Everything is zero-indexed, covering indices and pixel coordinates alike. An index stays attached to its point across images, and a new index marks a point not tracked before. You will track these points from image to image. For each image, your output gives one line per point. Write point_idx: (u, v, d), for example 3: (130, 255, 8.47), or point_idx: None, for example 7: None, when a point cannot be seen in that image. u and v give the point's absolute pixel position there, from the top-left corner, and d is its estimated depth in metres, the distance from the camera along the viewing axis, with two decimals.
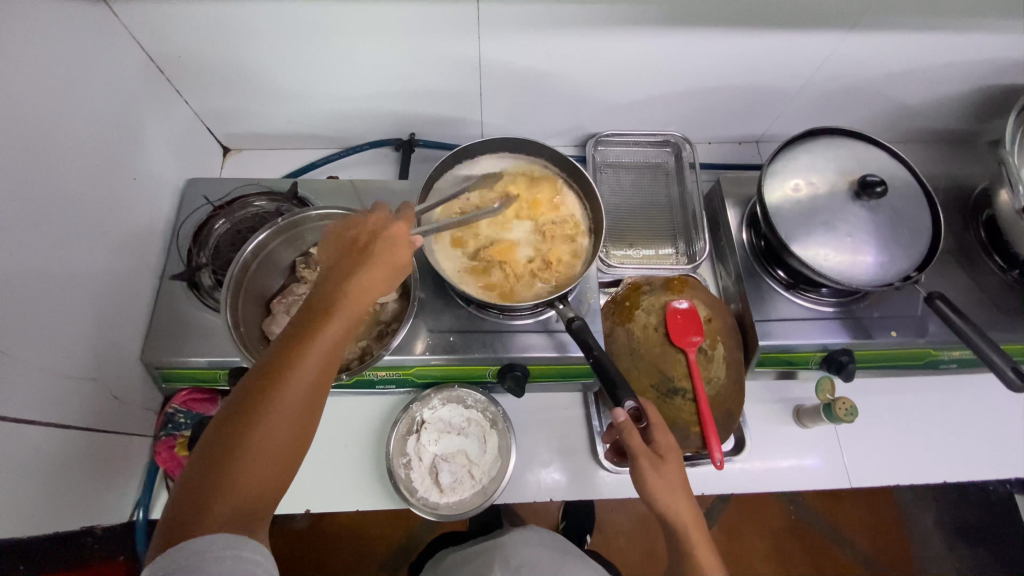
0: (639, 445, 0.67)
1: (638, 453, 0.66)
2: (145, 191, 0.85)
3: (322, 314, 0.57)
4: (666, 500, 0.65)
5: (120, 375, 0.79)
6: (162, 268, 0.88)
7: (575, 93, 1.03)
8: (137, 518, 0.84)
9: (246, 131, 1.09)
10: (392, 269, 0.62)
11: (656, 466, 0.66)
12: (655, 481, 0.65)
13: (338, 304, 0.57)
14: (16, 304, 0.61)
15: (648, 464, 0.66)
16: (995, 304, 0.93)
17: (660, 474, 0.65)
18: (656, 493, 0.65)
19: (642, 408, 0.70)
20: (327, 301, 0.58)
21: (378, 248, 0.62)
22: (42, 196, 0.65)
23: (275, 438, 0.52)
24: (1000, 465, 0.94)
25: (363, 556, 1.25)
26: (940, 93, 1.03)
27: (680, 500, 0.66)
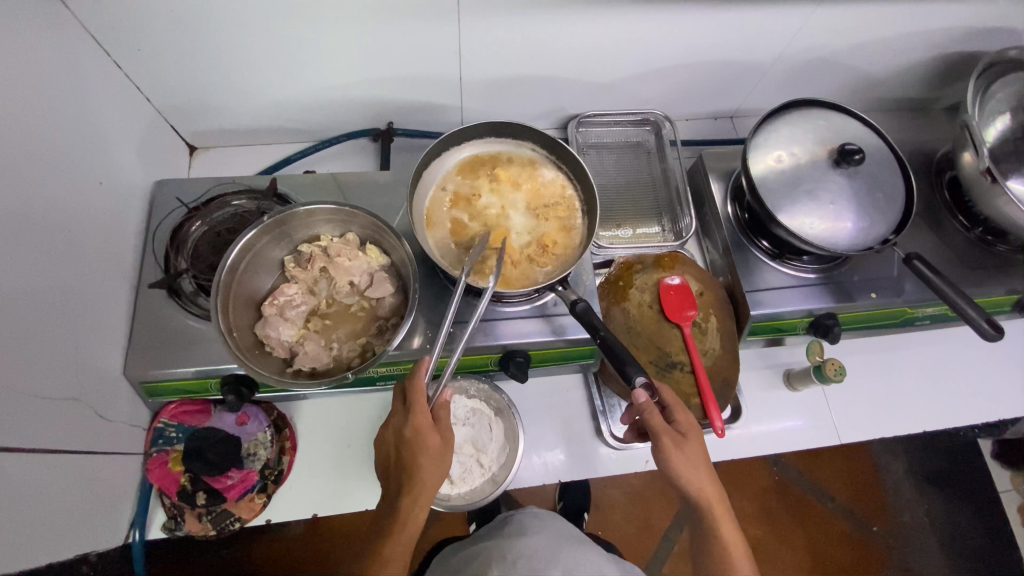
0: (660, 424, 0.70)
1: (660, 433, 0.70)
2: (112, 196, 0.80)
3: (383, 537, 0.66)
4: (690, 474, 0.69)
5: (104, 391, 0.75)
6: (138, 277, 0.84)
7: (555, 76, 1.03)
8: (132, 539, 0.80)
9: (214, 127, 1.04)
10: (439, 466, 0.69)
11: (678, 445, 0.69)
12: (678, 458, 0.69)
13: (397, 528, 0.66)
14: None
15: (671, 443, 0.69)
16: (962, 260, 0.99)
17: (681, 453, 0.69)
18: (680, 468, 0.69)
19: (655, 387, 0.72)
20: (389, 524, 0.67)
21: (413, 454, 0.68)
22: (6, 208, 0.60)
23: None
24: (973, 413, 1.00)
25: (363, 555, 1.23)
26: (902, 63, 1.07)
27: (702, 473, 0.70)
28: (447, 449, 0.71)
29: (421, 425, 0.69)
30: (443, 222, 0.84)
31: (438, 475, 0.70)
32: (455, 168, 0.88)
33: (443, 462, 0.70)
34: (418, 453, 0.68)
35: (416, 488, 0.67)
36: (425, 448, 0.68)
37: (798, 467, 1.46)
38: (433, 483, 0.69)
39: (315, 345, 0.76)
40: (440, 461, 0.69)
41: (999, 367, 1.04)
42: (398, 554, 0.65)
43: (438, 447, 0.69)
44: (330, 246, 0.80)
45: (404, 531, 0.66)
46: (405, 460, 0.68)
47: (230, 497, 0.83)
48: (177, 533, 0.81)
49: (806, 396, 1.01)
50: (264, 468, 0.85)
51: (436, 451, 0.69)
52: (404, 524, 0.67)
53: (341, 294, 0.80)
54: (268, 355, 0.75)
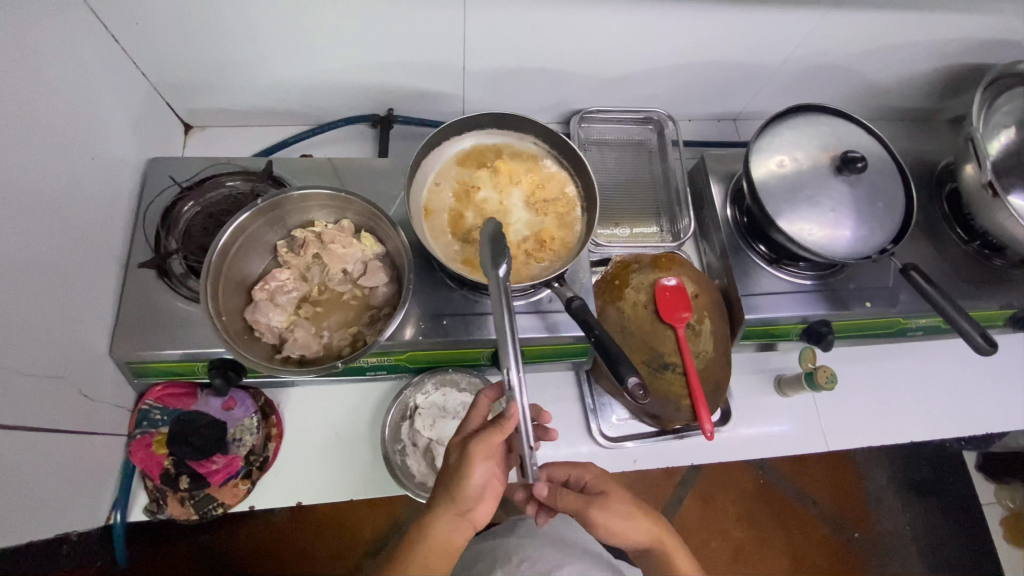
0: (575, 499, 0.74)
1: (581, 507, 0.73)
2: (104, 171, 0.78)
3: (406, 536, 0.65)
4: (628, 525, 0.73)
5: (89, 371, 0.74)
6: (126, 256, 0.82)
7: (560, 70, 1.01)
8: (114, 521, 0.78)
9: (211, 106, 1.02)
10: (454, 482, 0.62)
11: (603, 506, 0.73)
12: (609, 517, 0.73)
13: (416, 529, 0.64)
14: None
15: (598, 509, 0.73)
16: (957, 272, 1.00)
17: (607, 510, 0.73)
18: (616, 523, 0.73)
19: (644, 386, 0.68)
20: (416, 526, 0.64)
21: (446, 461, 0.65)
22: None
23: None
24: (962, 425, 1.01)
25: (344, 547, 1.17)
26: (909, 72, 1.07)
27: (639, 519, 0.74)
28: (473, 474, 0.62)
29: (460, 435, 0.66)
30: (441, 215, 0.83)
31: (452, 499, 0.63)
32: (455, 158, 0.87)
33: (456, 488, 0.62)
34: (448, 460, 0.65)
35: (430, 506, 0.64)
36: (457, 463, 0.64)
37: (785, 472, 1.47)
38: (442, 513, 0.63)
39: (306, 332, 0.75)
40: (457, 469, 0.63)
41: (990, 381, 1.05)
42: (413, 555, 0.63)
43: (458, 456, 0.63)
44: (324, 233, 0.78)
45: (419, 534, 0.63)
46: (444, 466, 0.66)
47: (213, 483, 0.80)
48: (160, 516, 0.79)
49: (800, 403, 1.01)
50: (249, 454, 0.83)
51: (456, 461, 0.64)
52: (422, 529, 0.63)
53: (334, 281, 0.79)
54: (257, 340, 0.75)
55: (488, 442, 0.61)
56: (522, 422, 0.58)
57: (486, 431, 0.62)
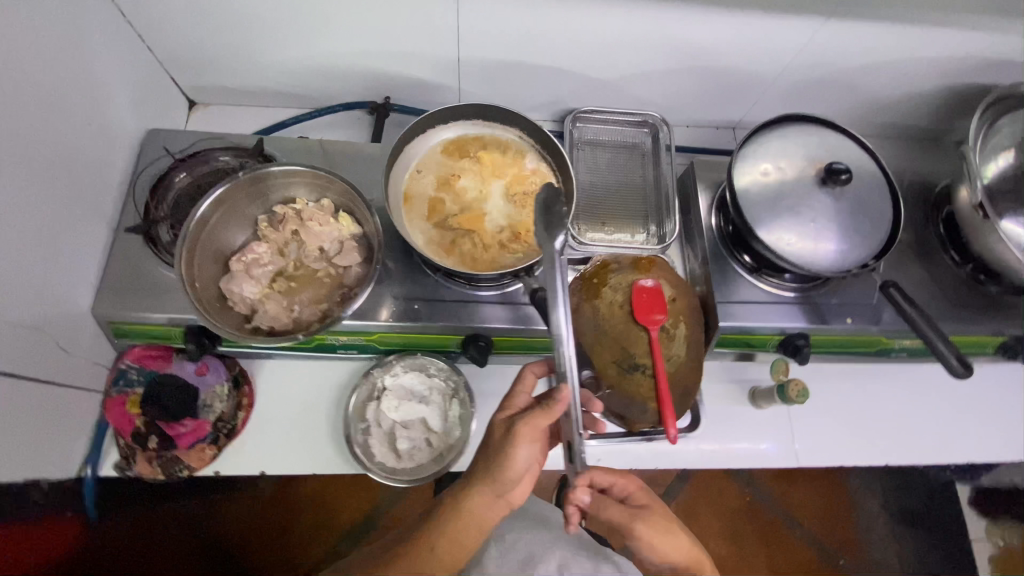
0: (620, 511, 0.76)
1: (622, 516, 0.75)
2: (99, 137, 0.82)
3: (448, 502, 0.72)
4: (666, 541, 0.74)
5: (69, 326, 0.77)
6: (116, 220, 0.85)
7: (554, 67, 1.02)
8: (86, 474, 0.82)
9: (213, 84, 1.05)
10: (498, 460, 0.69)
11: (644, 518, 0.75)
12: (649, 531, 0.74)
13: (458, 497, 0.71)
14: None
15: (639, 521, 0.74)
16: (946, 296, 0.98)
17: (648, 522, 0.74)
18: (656, 539, 0.74)
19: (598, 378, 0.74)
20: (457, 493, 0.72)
21: (491, 438, 0.72)
22: None
23: None
24: (940, 451, 0.99)
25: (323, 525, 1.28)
26: (913, 89, 1.04)
27: (675, 537, 0.75)
28: (516, 453, 0.69)
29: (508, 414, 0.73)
30: (420, 201, 0.84)
31: (494, 475, 0.70)
32: (440, 147, 0.88)
33: (500, 465, 0.68)
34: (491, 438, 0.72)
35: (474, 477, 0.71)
36: (501, 440, 0.70)
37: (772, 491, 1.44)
38: (482, 486, 0.70)
39: (277, 305, 0.77)
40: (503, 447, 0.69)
41: (975, 408, 1.02)
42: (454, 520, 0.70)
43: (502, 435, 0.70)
44: (304, 211, 0.81)
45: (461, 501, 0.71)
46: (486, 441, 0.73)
47: (181, 445, 0.83)
48: (128, 473, 0.82)
49: (775, 417, 0.99)
50: (218, 421, 0.85)
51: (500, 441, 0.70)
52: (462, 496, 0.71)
53: (310, 258, 0.80)
54: (230, 309, 0.77)
55: (532, 425, 0.68)
56: (571, 406, 0.65)
57: (533, 414, 0.68)
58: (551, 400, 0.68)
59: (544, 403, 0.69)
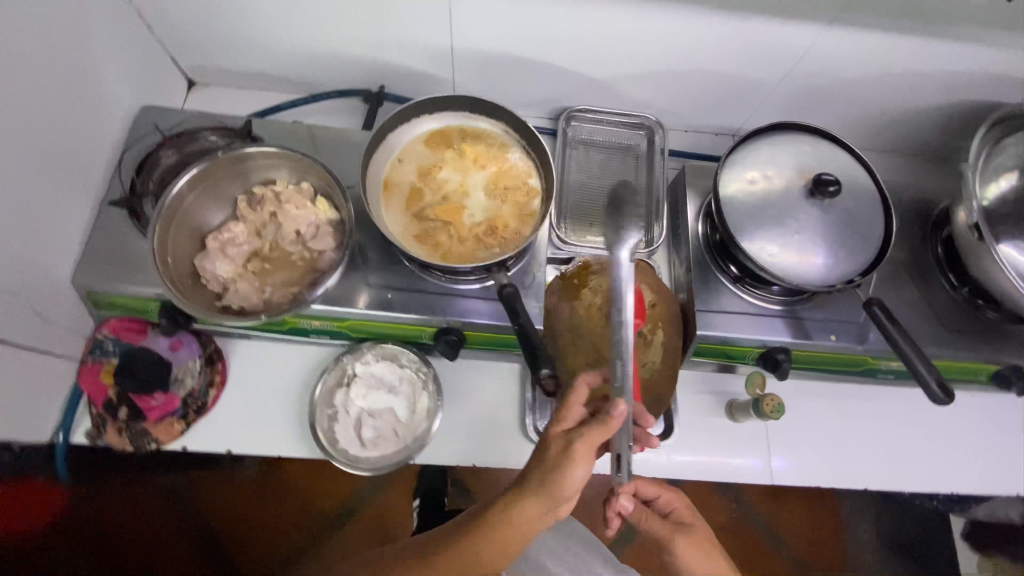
0: (661, 524, 0.83)
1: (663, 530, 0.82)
2: (90, 110, 0.83)
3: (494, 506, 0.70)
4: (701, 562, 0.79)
5: (47, 293, 0.78)
6: (103, 193, 0.86)
7: (550, 63, 1.01)
8: (57, 441, 0.83)
9: (211, 64, 1.05)
10: (554, 472, 0.68)
11: (682, 534, 0.81)
12: (687, 548, 0.79)
13: (505, 502, 0.70)
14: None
15: (679, 536, 0.81)
16: (940, 320, 0.95)
17: (689, 541, 0.80)
18: (691, 558, 0.79)
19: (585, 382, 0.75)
20: (504, 499, 0.70)
21: (547, 449, 0.71)
22: None
23: None
24: (923, 479, 0.96)
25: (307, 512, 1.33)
26: (919, 104, 1.01)
27: (711, 559, 0.79)
28: (573, 468, 0.68)
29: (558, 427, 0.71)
30: (400, 190, 0.84)
31: (548, 488, 0.68)
32: (423, 137, 0.88)
33: (556, 480, 0.67)
34: (546, 448, 0.71)
35: (523, 484, 0.70)
36: (558, 454, 0.69)
37: (760, 509, 1.42)
38: (533, 499, 0.68)
39: (248, 285, 0.78)
40: (560, 461, 0.68)
41: (964, 438, 0.99)
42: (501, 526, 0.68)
43: (558, 450, 0.69)
44: (283, 193, 0.82)
45: (506, 505, 0.69)
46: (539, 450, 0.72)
47: (151, 417, 0.84)
48: (98, 442, 0.83)
49: (753, 432, 0.97)
50: (188, 396, 0.86)
51: (556, 455, 0.69)
52: (509, 501, 0.69)
53: (286, 241, 0.81)
54: (202, 287, 0.78)
55: (587, 441, 0.67)
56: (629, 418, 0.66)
57: (591, 431, 0.67)
58: (606, 414, 0.67)
59: (597, 418, 0.68)
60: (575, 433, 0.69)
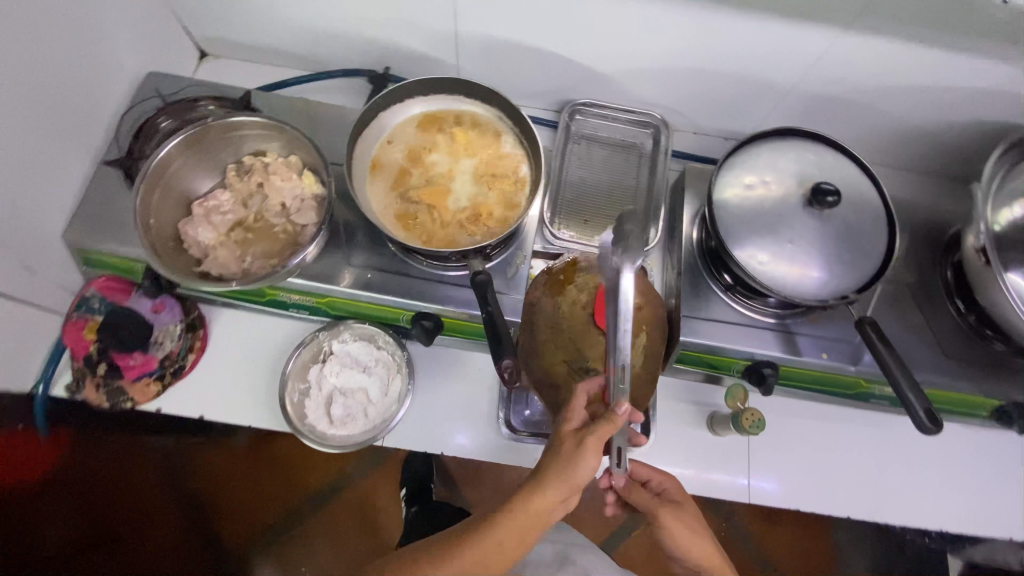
0: (650, 499, 0.76)
1: (650, 506, 0.76)
2: (95, 71, 0.84)
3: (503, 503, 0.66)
4: (692, 544, 0.72)
5: (37, 246, 0.79)
6: (102, 154, 0.88)
7: (555, 54, 1.00)
8: (36, 392, 0.85)
9: (223, 37, 1.07)
10: (566, 468, 0.66)
11: (675, 512, 0.74)
12: (676, 522, 0.73)
13: (515, 498, 0.65)
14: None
15: (669, 510, 0.74)
16: (943, 348, 0.90)
17: (678, 514, 0.74)
18: (681, 538, 0.73)
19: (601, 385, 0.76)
20: (515, 494, 0.66)
21: (557, 447, 0.69)
22: None
23: None
24: (911, 513, 0.91)
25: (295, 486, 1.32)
26: (941, 120, 0.96)
27: (703, 541, 0.73)
28: (583, 464, 0.66)
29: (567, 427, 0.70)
30: (388, 171, 0.84)
31: (560, 481, 0.65)
32: (417, 120, 0.88)
33: (569, 472, 0.65)
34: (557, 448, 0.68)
35: (535, 480, 0.66)
36: (570, 451, 0.67)
37: (752, 532, 1.36)
38: (547, 495, 0.65)
39: (228, 253, 0.78)
40: (574, 459, 0.66)
41: (957, 473, 0.94)
42: (513, 522, 0.64)
43: (571, 446, 0.67)
44: (271, 164, 0.82)
45: (518, 502, 0.65)
46: (551, 448, 0.69)
47: (128, 377, 0.86)
48: (75, 396, 0.85)
49: (732, 446, 0.94)
50: (166, 358, 0.87)
51: (569, 451, 0.67)
52: (521, 498, 0.65)
53: (270, 212, 0.81)
54: (183, 251, 0.78)
55: (600, 436, 0.67)
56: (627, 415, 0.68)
57: (600, 425, 0.67)
58: (612, 411, 0.68)
59: (609, 414, 0.68)
60: (586, 430, 0.68)
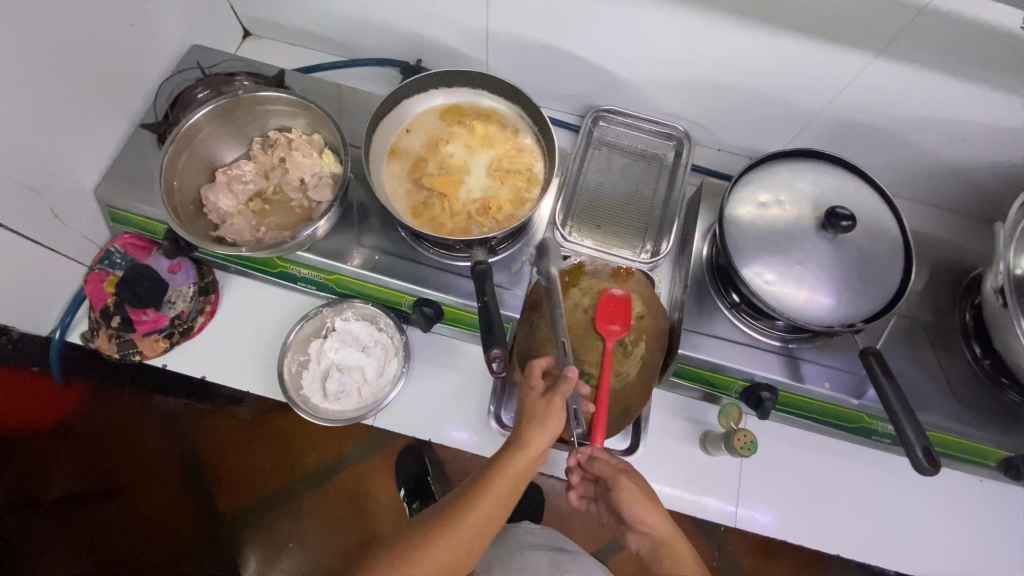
0: (607, 467, 0.75)
1: (609, 474, 0.74)
2: (142, 38, 0.89)
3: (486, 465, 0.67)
4: (643, 512, 0.70)
5: (69, 198, 0.84)
6: (140, 117, 0.92)
7: (583, 60, 1.01)
8: (54, 337, 0.90)
9: (266, 18, 1.11)
10: (537, 421, 0.69)
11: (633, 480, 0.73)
12: (630, 489, 0.71)
13: (498, 458, 0.67)
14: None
15: (624, 477, 0.73)
16: (953, 391, 0.86)
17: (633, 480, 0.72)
18: (635, 504, 0.71)
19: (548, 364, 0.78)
20: (498, 455, 0.68)
21: (527, 408, 0.71)
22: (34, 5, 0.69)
23: (435, 560, 0.60)
24: (903, 557, 0.88)
25: (285, 464, 1.32)
26: (975, 158, 0.93)
27: (655, 510, 0.70)
28: (552, 420, 0.69)
29: (529, 391, 0.73)
30: (406, 157, 0.86)
31: (534, 433, 0.68)
32: (439, 111, 0.90)
33: (539, 424, 0.68)
34: (528, 410, 0.71)
35: (513, 439, 0.68)
36: (539, 409, 0.70)
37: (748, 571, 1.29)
38: (528, 448, 0.67)
39: (245, 222, 0.81)
40: (546, 416, 0.69)
41: (958, 523, 0.90)
42: (501, 480, 0.65)
43: (542, 405, 0.70)
44: (295, 140, 0.85)
45: (501, 462, 0.66)
46: (525, 411, 0.71)
47: (139, 331, 0.89)
48: (88, 344, 0.89)
49: (722, 467, 0.93)
50: (177, 317, 0.91)
51: (540, 408, 0.70)
52: (504, 458, 0.67)
53: (288, 187, 0.84)
54: (203, 216, 0.81)
55: (564, 395, 0.70)
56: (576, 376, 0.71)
57: (561, 384, 0.71)
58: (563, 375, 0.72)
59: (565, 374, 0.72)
60: (552, 390, 0.71)
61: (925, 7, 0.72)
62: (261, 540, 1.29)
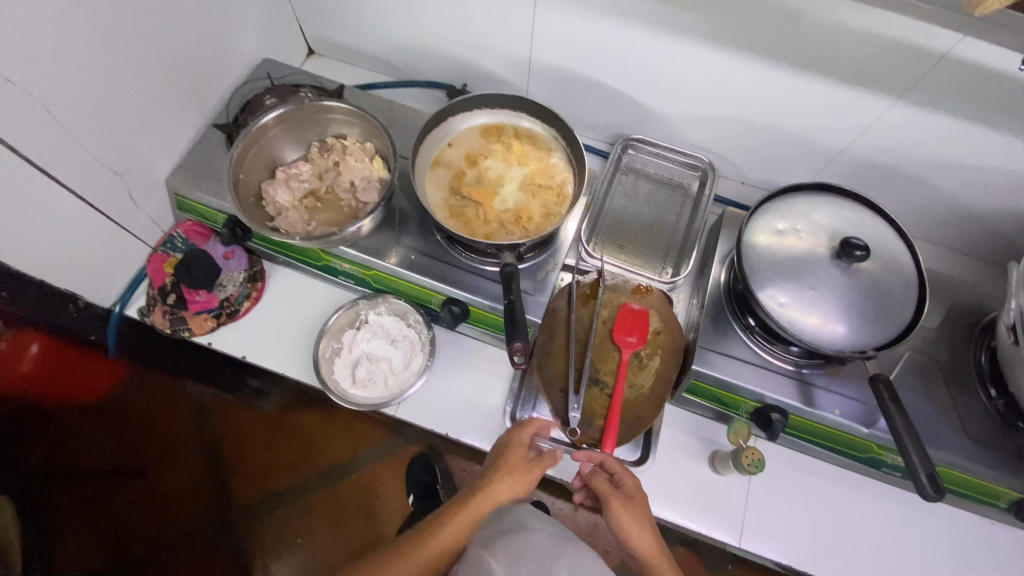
0: (604, 486, 0.77)
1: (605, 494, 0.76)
2: (222, 49, 1.00)
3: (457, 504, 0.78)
4: (633, 537, 0.72)
5: (143, 183, 0.93)
6: (212, 118, 1.03)
7: (617, 90, 1.08)
8: (114, 309, 0.99)
9: (330, 40, 1.23)
10: (510, 472, 0.79)
11: (627, 505, 0.74)
12: (621, 515, 0.73)
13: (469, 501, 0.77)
14: (65, 81, 0.74)
15: (618, 500, 0.74)
16: (965, 429, 0.87)
17: (625, 504, 0.74)
18: (626, 527, 0.72)
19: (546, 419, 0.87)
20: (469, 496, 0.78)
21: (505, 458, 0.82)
22: (138, 13, 0.80)
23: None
24: None
25: (301, 458, 1.36)
26: (993, 203, 0.96)
27: (646, 533, 0.72)
28: (523, 482, 0.80)
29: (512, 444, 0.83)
30: (447, 168, 0.93)
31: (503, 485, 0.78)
32: (482, 129, 0.98)
33: (511, 479, 0.79)
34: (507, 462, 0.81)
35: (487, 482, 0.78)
36: (515, 462, 0.81)
37: None
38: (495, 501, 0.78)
39: (298, 216, 0.89)
40: (521, 479, 0.80)
41: (967, 565, 0.89)
42: (463, 519, 0.75)
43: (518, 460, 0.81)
44: (349, 146, 0.93)
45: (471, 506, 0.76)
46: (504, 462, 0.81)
47: (191, 309, 0.97)
48: (144, 318, 0.97)
49: (727, 485, 0.94)
50: (225, 300, 0.98)
51: (516, 464, 0.80)
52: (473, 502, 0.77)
53: (339, 187, 0.92)
54: (261, 207, 0.90)
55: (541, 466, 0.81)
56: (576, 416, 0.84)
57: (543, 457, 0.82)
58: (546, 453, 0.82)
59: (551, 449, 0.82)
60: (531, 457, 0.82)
61: (945, 55, 0.77)
62: (269, 533, 1.32)
